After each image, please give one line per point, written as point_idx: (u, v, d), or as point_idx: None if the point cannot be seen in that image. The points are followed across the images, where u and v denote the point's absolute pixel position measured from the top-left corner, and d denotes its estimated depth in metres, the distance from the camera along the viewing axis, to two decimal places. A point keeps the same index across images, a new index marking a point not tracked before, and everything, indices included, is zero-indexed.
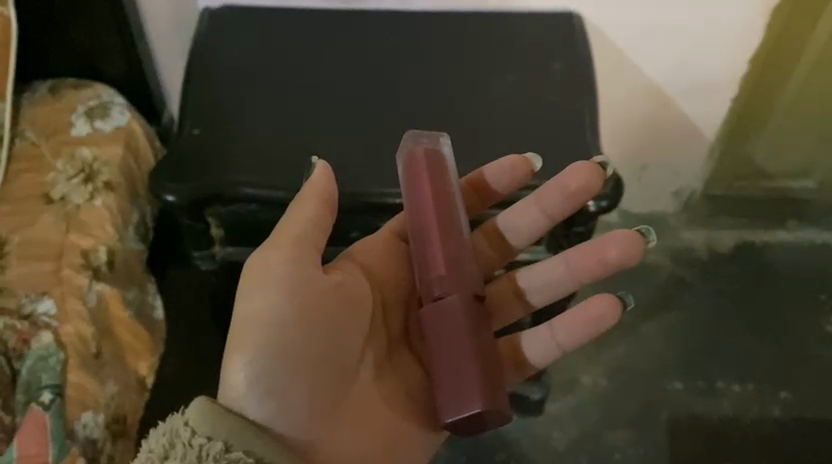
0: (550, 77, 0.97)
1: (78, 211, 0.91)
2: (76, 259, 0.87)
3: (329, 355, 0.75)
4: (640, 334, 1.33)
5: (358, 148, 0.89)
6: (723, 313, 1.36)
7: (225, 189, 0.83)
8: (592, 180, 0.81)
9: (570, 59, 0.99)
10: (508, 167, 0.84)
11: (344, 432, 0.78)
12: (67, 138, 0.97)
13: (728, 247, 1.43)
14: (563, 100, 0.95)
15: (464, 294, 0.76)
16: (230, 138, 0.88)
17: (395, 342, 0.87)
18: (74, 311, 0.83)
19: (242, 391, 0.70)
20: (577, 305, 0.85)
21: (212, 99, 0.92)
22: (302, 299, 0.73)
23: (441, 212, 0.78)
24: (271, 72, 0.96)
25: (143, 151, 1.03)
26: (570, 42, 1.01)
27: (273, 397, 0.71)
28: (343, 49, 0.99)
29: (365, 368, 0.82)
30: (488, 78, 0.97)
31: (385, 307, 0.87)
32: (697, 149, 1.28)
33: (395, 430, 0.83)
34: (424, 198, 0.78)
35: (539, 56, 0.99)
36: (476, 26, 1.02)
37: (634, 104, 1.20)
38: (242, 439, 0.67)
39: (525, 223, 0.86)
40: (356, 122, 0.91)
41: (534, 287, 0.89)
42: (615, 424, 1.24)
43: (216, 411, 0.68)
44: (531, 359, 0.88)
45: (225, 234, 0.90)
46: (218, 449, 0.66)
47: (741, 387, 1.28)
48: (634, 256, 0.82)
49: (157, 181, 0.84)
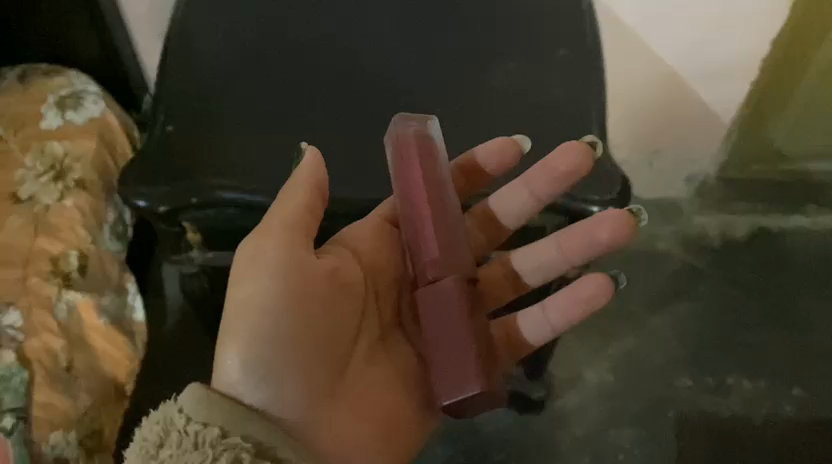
0: (556, 63, 0.89)
1: (48, 212, 0.85)
2: (45, 266, 0.81)
3: (322, 343, 0.71)
4: (648, 327, 1.27)
5: (344, 145, 0.83)
6: (734, 304, 1.30)
7: (203, 195, 0.78)
8: (582, 162, 0.76)
9: (578, 42, 0.91)
10: (496, 151, 0.79)
11: (342, 423, 0.74)
12: (36, 131, 0.91)
13: (742, 233, 1.36)
14: (569, 89, 0.88)
15: (461, 277, 0.71)
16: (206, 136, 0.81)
17: (387, 327, 0.82)
18: (43, 324, 0.79)
19: (239, 380, 0.67)
20: (569, 287, 0.80)
21: (189, 90, 0.85)
22: (293, 286, 0.69)
23: (434, 194, 0.72)
24: (253, 60, 0.88)
25: (119, 143, 0.96)
26: (578, 24, 0.93)
27: (270, 384, 0.67)
28: (330, 33, 0.91)
29: (361, 357, 0.78)
30: (487, 64, 0.89)
31: (377, 292, 0.82)
32: (712, 134, 1.21)
33: (395, 416, 0.78)
34: (412, 180, 0.72)
35: (543, 41, 0.91)
36: (476, 6, 0.94)
37: (645, 89, 1.13)
38: (240, 425, 0.64)
39: (518, 206, 0.81)
40: (344, 118, 0.84)
41: (527, 270, 0.84)
42: (620, 423, 1.19)
43: (212, 400, 0.64)
44: (531, 341, 0.84)
45: (205, 238, 0.84)
46: (215, 435, 0.62)
47: (753, 385, 1.22)
48: (625, 238, 0.76)
49: (130, 185, 0.79)
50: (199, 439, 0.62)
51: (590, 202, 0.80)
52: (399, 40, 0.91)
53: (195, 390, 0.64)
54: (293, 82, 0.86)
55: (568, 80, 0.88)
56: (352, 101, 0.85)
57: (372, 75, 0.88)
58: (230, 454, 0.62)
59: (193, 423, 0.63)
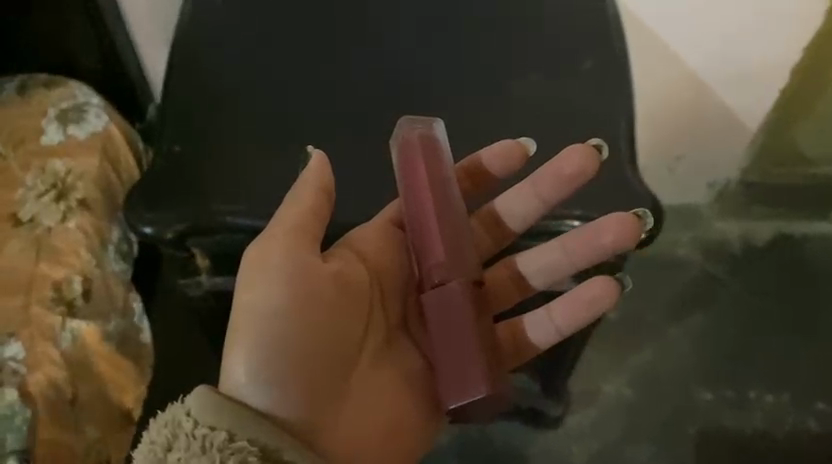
0: (582, 75, 0.85)
1: (51, 234, 0.81)
2: (47, 292, 0.78)
3: (329, 346, 0.70)
4: (668, 338, 1.23)
5: (359, 165, 0.78)
6: (756, 314, 1.26)
7: (212, 221, 0.75)
8: (585, 164, 0.75)
9: (604, 53, 0.86)
10: (500, 155, 0.77)
11: (348, 425, 0.72)
12: (37, 146, 0.87)
13: (764, 239, 1.32)
14: (596, 104, 0.83)
15: (466, 280, 0.70)
16: (213, 157, 0.77)
17: (392, 328, 0.78)
18: (47, 355, 0.75)
19: (245, 382, 0.66)
20: (575, 292, 0.80)
21: (195, 106, 0.81)
22: (301, 289, 0.68)
23: (439, 195, 0.70)
24: (263, 71, 0.84)
25: (123, 157, 0.92)
26: (606, 32, 0.87)
27: (277, 388, 0.66)
28: (343, 41, 0.86)
29: (365, 363, 0.75)
30: (509, 77, 0.85)
31: (383, 291, 0.78)
32: (737, 139, 1.17)
33: (399, 418, 0.76)
34: (416, 180, 0.70)
35: (568, 51, 0.87)
36: (497, 12, 0.89)
37: (671, 93, 1.09)
38: (247, 428, 0.62)
39: (522, 210, 0.78)
40: (359, 135, 0.80)
41: (533, 273, 0.81)
42: (639, 438, 1.16)
43: (220, 402, 0.63)
44: (537, 343, 0.84)
45: (213, 263, 0.80)
46: (222, 438, 0.61)
47: (776, 398, 1.19)
48: (630, 240, 0.74)
49: (136, 212, 0.75)
50: (207, 442, 0.61)
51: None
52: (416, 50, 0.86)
53: (203, 392, 0.63)
54: (305, 95, 0.82)
55: (595, 94, 0.84)
56: (368, 117, 0.81)
57: (389, 88, 0.83)
58: (238, 458, 0.60)
59: (201, 426, 0.61)
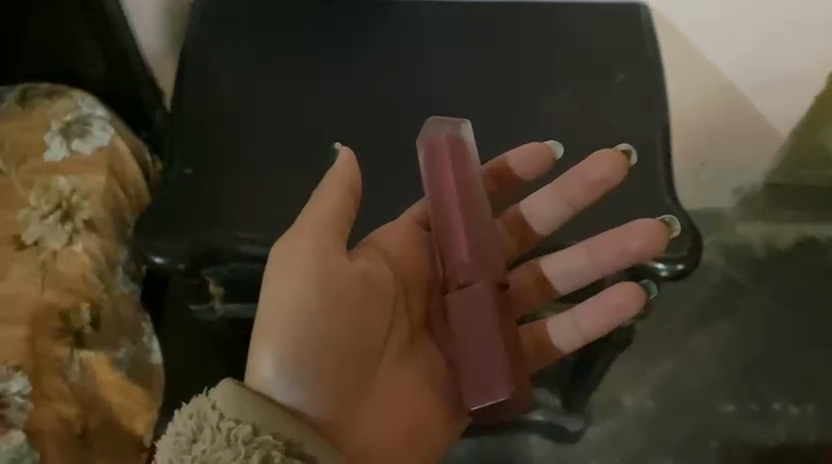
0: (616, 94, 0.81)
1: (57, 259, 0.78)
2: (54, 323, 0.74)
3: (353, 346, 0.67)
4: (689, 347, 1.21)
5: (381, 193, 0.75)
6: (780, 322, 1.23)
7: (228, 252, 0.71)
8: (613, 168, 0.71)
9: (638, 70, 0.82)
10: (529, 158, 0.74)
11: (369, 421, 0.70)
12: (40, 163, 0.83)
13: (788, 243, 1.28)
14: (632, 125, 0.79)
15: (495, 281, 0.67)
16: (230, 184, 0.74)
17: (416, 329, 0.75)
18: (54, 389, 0.73)
19: (269, 379, 0.63)
20: (601, 299, 0.73)
21: (208, 126, 0.77)
22: (325, 286, 0.65)
23: (467, 196, 0.68)
24: (281, 89, 0.80)
25: (131, 171, 0.88)
26: (637, 46, 0.84)
27: (304, 384, 0.63)
28: (364, 57, 0.82)
29: (387, 363, 0.72)
30: (537, 94, 0.81)
31: (407, 290, 0.75)
32: (767, 146, 1.12)
33: (422, 416, 0.74)
34: (445, 178, 0.68)
35: (600, 67, 0.82)
36: (524, 26, 0.85)
37: (700, 101, 1.04)
38: (271, 422, 0.60)
39: (551, 214, 0.74)
40: (384, 161, 0.76)
41: (560, 277, 0.74)
42: (660, 452, 1.14)
43: (245, 393, 0.60)
44: (559, 347, 0.77)
45: (227, 290, 0.77)
46: (247, 432, 0.58)
47: (800, 410, 1.17)
48: (659, 246, 0.69)
49: (147, 239, 0.71)
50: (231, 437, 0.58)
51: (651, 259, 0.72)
52: (441, 66, 0.82)
53: (227, 383, 0.60)
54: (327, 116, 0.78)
55: (630, 115, 0.80)
56: (393, 142, 0.78)
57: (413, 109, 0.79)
58: (262, 453, 0.58)
59: (226, 419, 0.59)
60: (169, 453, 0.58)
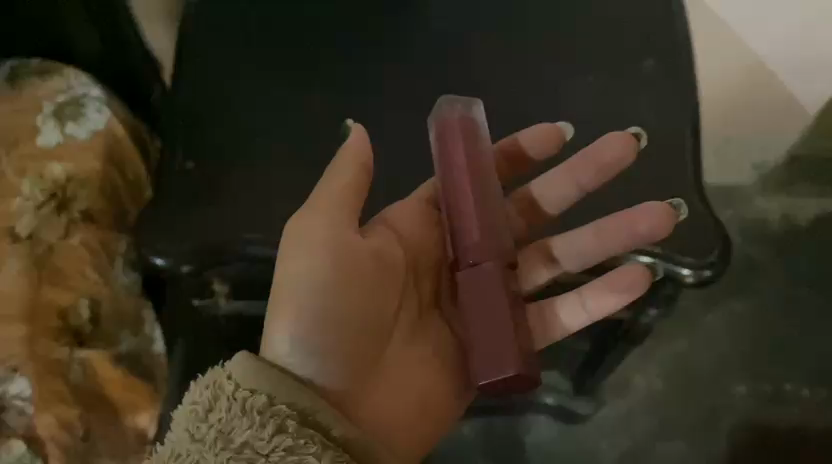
0: (642, 83, 0.76)
1: (53, 253, 0.75)
2: (52, 322, 0.72)
3: (362, 325, 0.63)
4: (702, 326, 1.19)
5: (394, 189, 0.71)
6: (796, 301, 1.20)
7: (231, 254, 0.68)
8: (624, 150, 0.68)
9: (666, 57, 0.77)
10: (541, 136, 0.70)
11: (378, 399, 0.66)
12: (33, 149, 0.78)
13: (808, 219, 1.24)
14: (657, 118, 0.75)
15: (506, 260, 0.61)
16: (233, 181, 0.70)
17: (426, 307, 0.70)
18: (53, 392, 0.71)
19: (284, 351, 0.60)
20: (613, 278, 0.67)
21: (212, 118, 0.73)
22: (342, 263, 0.62)
23: (480, 170, 0.63)
24: (287, 77, 0.75)
25: (130, 154, 0.84)
26: (669, 28, 0.79)
27: (309, 364, 0.60)
28: (374, 41, 0.78)
29: (397, 343, 0.68)
30: (559, 81, 0.76)
31: (416, 269, 0.70)
32: (792, 124, 1.08)
33: (429, 397, 0.69)
34: (454, 151, 0.63)
35: (626, 54, 0.77)
36: (544, 7, 0.80)
37: (726, 77, 1.00)
38: (287, 392, 0.57)
39: (556, 194, 0.69)
40: (395, 156, 0.73)
41: (571, 257, 0.69)
42: (670, 434, 1.13)
43: (260, 364, 0.58)
44: (567, 326, 0.69)
45: (231, 289, 0.74)
46: (262, 402, 0.55)
47: (813, 393, 1.15)
48: (666, 229, 0.65)
49: (148, 238, 0.68)
50: (247, 406, 0.55)
51: (677, 263, 0.69)
52: (456, 52, 0.77)
53: (245, 354, 0.58)
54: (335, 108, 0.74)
55: (656, 107, 0.75)
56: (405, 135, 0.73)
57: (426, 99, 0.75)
58: (278, 422, 0.55)
59: (242, 389, 0.56)
60: (184, 422, 0.55)
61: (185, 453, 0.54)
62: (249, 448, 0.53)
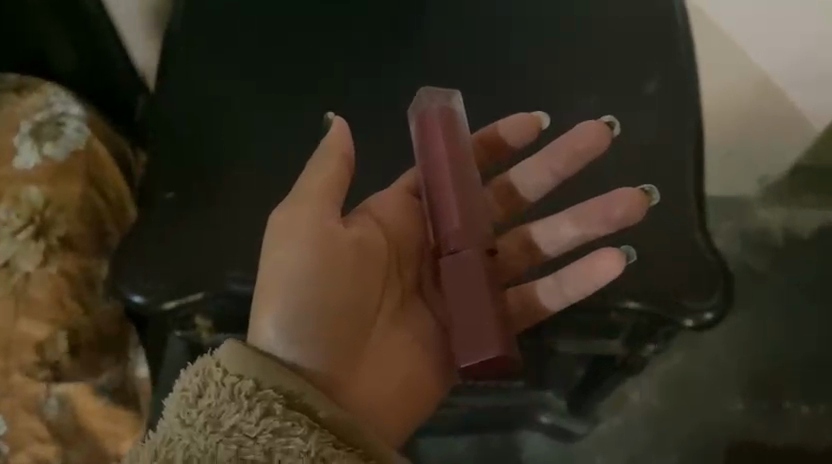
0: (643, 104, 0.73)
1: (28, 284, 0.72)
2: (29, 357, 0.71)
3: (347, 313, 0.62)
4: (699, 340, 1.16)
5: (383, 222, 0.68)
6: (797, 314, 1.18)
7: (213, 292, 0.65)
8: (598, 138, 0.67)
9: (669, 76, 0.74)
10: (519, 124, 0.69)
11: (361, 384, 0.64)
12: (8, 172, 0.75)
13: (811, 230, 1.21)
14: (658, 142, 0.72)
15: (486, 246, 0.59)
16: (216, 212, 0.67)
17: (408, 293, 0.68)
18: (29, 429, 0.70)
19: (270, 339, 0.59)
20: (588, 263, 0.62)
21: (194, 144, 0.71)
22: (324, 251, 0.60)
23: (458, 159, 0.60)
24: (273, 96, 0.72)
25: (111, 171, 0.81)
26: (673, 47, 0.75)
27: (293, 350, 0.59)
28: (363, 59, 0.74)
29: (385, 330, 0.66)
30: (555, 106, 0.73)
31: (398, 256, 0.68)
32: (798, 136, 1.04)
33: (412, 382, 0.67)
34: (433, 135, 0.61)
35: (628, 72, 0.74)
36: (544, 24, 0.76)
37: (730, 88, 0.96)
38: (272, 375, 0.55)
39: (530, 181, 0.68)
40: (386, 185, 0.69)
41: (550, 243, 0.66)
42: (665, 450, 1.11)
43: (245, 349, 0.56)
44: (547, 306, 0.65)
45: (215, 323, 0.70)
46: (249, 386, 0.54)
47: (812, 409, 1.13)
48: (638, 215, 0.64)
49: (127, 274, 0.66)
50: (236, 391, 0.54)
51: (686, 313, 0.65)
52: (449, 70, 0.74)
53: (232, 342, 0.57)
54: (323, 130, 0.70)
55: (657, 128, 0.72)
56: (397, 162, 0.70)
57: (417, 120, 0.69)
58: (265, 406, 0.53)
59: (230, 375, 0.55)
60: (174, 408, 0.54)
61: (177, 438, 0.53)
62: (238, 431, 0.52)
